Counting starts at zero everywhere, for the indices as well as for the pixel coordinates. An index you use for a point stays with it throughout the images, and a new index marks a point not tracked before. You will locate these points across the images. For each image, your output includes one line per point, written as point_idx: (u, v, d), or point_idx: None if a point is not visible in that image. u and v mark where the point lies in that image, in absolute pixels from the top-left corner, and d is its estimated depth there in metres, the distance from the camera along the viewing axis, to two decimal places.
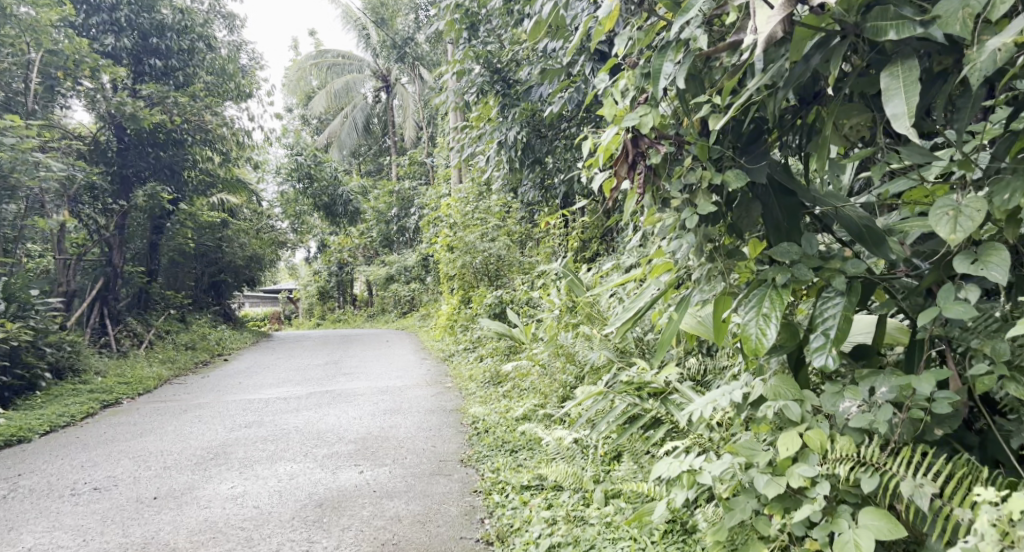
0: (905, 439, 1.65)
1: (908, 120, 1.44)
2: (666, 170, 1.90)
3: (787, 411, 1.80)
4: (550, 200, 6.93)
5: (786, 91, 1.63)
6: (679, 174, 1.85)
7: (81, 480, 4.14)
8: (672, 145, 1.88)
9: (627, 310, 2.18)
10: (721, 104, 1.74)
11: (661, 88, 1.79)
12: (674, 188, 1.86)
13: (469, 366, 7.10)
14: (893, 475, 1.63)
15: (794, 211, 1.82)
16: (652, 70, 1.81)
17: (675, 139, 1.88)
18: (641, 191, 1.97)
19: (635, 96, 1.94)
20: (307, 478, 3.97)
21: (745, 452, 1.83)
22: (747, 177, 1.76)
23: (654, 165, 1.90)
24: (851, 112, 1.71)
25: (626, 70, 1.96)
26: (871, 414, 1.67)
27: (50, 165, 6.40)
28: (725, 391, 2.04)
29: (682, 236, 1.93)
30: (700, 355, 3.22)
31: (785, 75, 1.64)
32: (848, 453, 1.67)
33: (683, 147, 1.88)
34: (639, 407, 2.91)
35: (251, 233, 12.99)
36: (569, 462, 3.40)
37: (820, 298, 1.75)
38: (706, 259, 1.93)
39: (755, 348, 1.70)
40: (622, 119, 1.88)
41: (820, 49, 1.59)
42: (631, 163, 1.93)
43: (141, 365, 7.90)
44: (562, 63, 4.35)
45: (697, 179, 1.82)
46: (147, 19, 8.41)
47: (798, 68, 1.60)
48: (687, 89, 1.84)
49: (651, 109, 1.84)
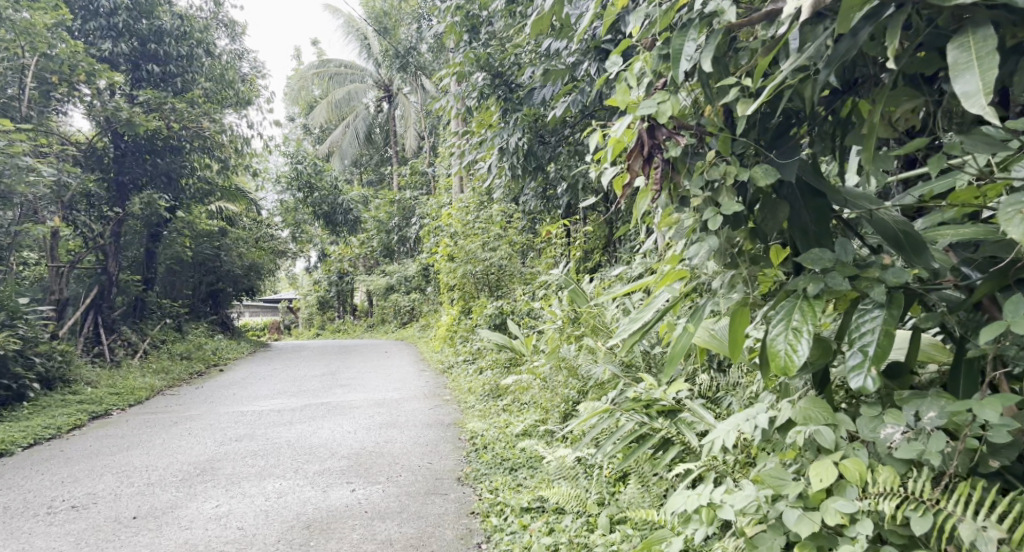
0: (960, 471, 1.46)
1: (985, 98, 1.26)
2: (686, 166, 1.74)
3: (819, 436, 1.60)
4: (552, 210, 6.78)
5: (829, 71, 1.45)
6: (700, 169, 1.68)
7: (59, 497, 3.97)
8: (693, 137, 1.71)
9: (635, 320, 2.00)
10: (751, 89, 1.57)
11: (683, 71, 1.60)
12: (695, 186, 1.69)
13: (469, 378, 6.90)
14: (948, 515, 1.44)
15: (823, 214, 1.65)
16: (671, 51, 1.64)
17: (695, 131, 1.72)
18: (658, 187, 1.80)
19: (651, 82, 1.76)
20: (296, 496, 3.77)
21: (772, 484, 1.65)
22: (777, 174, 1.58)
23: (673, 158, 1.73)
24: (901, 98, 1.56)
25: (642, 51, 1.78)
26: (921, 443, 1.48)
27: (41, 169, 6.21)
28: (747, 413, 1.85)
29: (703, 240, 1.73)
30: (711, 371, 3.06)
31: (826, 54, 1.46)
32: (893, 488, 1.49)
33: (706, 138, 1.71)
34: (647, 426, 2.73)
35: (250, 241, 12.80)
36: (572, 483, 3.21)
37: (856, 310, 1.56)
38: (727, 266, 1.78)
39: (784, 367, 1.52)
40: (638, 107, 1.71)
41: (869, 22, 1.41)
42: (647, 156, 1.77)
43: (134, 375, 7.70)
44: (567, 65, 4.17)
45: (720, 175, 1.64)
46: (146, 25, 8.28)
47: (844, 43, 1.42)
48: (711, 73, 1.67)
49: (670, 95, 1.66)
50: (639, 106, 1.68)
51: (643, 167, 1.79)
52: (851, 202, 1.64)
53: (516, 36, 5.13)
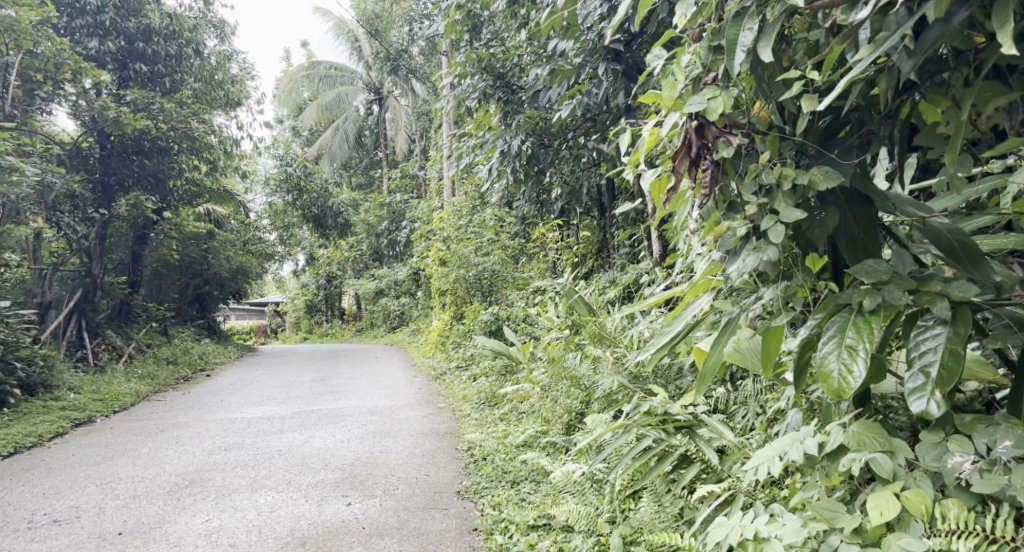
0: None
1: None
2: (737, 168, 1.66)
3: (875, 464, 1.56)
4: (546, 215, 6.66)
5: (918, 61, 1.34)
6: (754, 172, 1.60)
7: (39, 511, 3.79)
8: (745, 136, 1.64)
9: (664, 334, 1.94)
10: (817, 81, 1.48)
11: (738, 62, 1.52)
12: (747, 191, 1.61)
13: (462, 385, 6.77)
14: None
15: (871, 223, 1.57)
16: (724, 41, 1.55)
17: (747, 129, 1.64)
18: (707, 190, 1.66)
19: (699, 75, 1.69)
20: (290, 510, 3.62)
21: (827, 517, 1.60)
22: (838, 178, 1.50)
23: (722, 158, 1.65)
24: (989, 93, 1.45)
25: (689, 42, 1.72)
26: (1000, 477, 1.44)
27: (25, 169, 6.03)
28: (794, 436, 1.79)
29: (757, 250, 1.61)
30: (726, 385, 2.97)
31: (910, 44, 1.36)
32: (968, 525, 1.44)
33: (757, 137, 1.64)
34: (665, 443, 2.62)
35: (237, 244, 12.58)
36: (581, 499, 3.09)
37: (915, 327, 1.47)
38: (778, 277, 1.69)
39: (838, 390, 1.45)
40: (685, 104, 1.63)
41: (964, 5, 1.31)
42: (694, 158, 1.66)
43: (119, 381, 7.50)
44: (574, 66, 4.05)
45: (775, 179, 1.57)
46: (134, 23, 8.10)
47: (935, 30, 1.33)
48: (765, 65, 1.59)
49: (721, 91, 1.60)
50: (688, 103, 1.61)
51: (689, 169, 1.68)
52: (900, 208, 1.55)
53: (516, 37, 5.02)
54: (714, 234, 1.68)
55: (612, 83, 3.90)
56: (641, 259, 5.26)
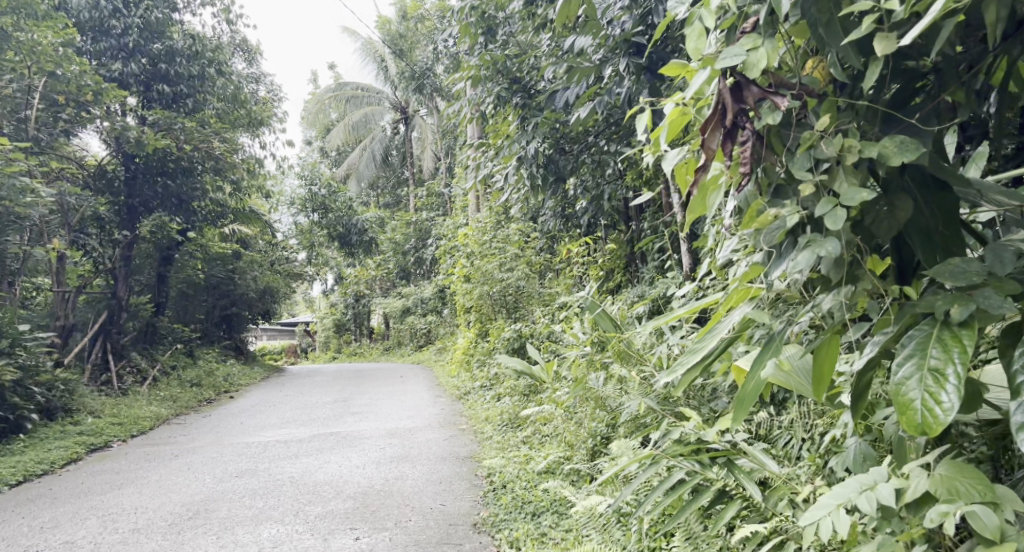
0: None
1: None
2: (784, 141, 1.39)
3: (974, 519, 1.25)
4: (571, 228, 6.36)
5: None
6: (808, 144, 1.34)
7: (34, 546, 3.58)
8: (795, 99, 1.38)
9: (695, 354, 1.64)
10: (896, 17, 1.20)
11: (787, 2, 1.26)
12: (800, 167, 1.34)
13: (485, 406, 6.48)
14: None
15: (949, 212, 1.29)
16: None
17: (798, 90, 1.38)
18: (749, 168, 1.38)
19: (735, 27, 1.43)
20: (292, 546, 3.34)
21: None
22: (917, 147, 1.23)
23: (767, 127, 1.38)
24: None
25: None
26: None
27: (38, 190, 5.87)
28: (861, 480, 1.48)
29: (819, 243, 1.32)
30: (768, 410, 2.72)
31: None
32: None
33: (809, 102, 1.39)
34: (700, 475, 2.25)
35: (265, 265, 12.48)
36: (606, 536, 2.81)
37: (1020, 343, 1.18)
38: (841, 281, 1.39)
39: (922, 425, 1.16)
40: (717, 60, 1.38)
41: None
42: (728, 127, 1.39)
43: (139, 403, 7.34)
44: (593, 63, 3.77)
45: (836, 152, 1.30)
46: (158, 45, 7.99)
47: None
48: (820, 5, 1.30)
49: (763, 41, 1.34)
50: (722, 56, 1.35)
51: (723, 143, 1.41)
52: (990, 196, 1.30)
53: (534, 38, 4.78)
54: (755, 226, 1.40)
55: (632, 80, 3.58)
56: (670, 271, 4.95)
